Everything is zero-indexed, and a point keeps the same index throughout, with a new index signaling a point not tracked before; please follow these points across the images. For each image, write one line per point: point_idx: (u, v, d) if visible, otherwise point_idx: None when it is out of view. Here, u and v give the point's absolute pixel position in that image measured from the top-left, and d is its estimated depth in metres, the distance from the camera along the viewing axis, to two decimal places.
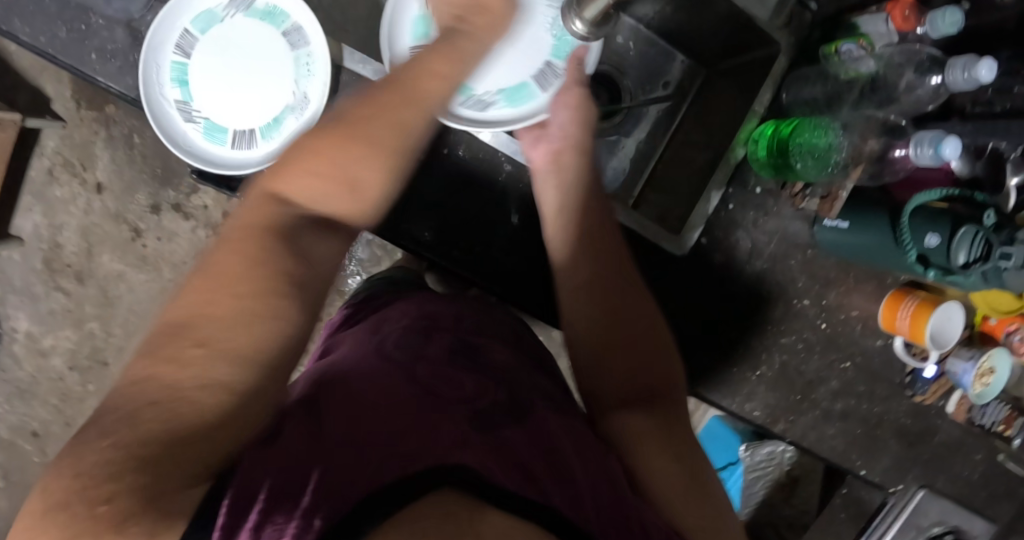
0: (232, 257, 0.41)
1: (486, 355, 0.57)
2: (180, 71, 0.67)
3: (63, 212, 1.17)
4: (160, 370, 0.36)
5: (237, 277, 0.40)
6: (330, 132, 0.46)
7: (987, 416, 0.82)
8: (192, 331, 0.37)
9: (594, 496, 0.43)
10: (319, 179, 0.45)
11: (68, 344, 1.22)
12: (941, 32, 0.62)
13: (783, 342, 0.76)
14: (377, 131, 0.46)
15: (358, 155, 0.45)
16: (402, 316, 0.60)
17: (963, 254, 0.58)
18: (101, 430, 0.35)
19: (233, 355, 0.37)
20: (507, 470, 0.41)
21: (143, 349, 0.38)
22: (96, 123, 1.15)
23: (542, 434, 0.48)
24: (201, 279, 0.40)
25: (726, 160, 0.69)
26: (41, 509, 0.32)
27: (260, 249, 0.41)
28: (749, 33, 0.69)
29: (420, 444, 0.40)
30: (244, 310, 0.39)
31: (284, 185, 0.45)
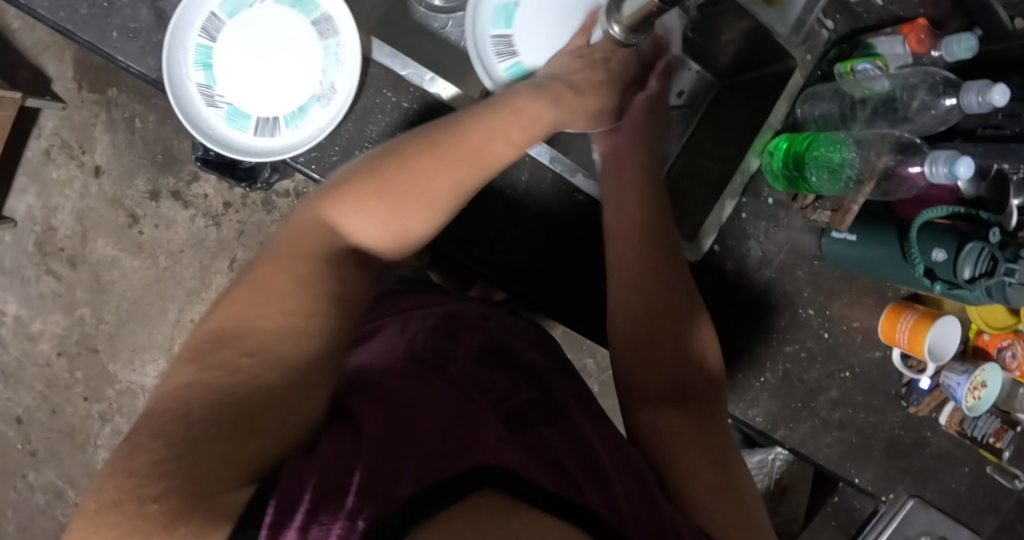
0: (282, 273, 0.44)
1: (514, 356, 0.58)
2: (204, 54, 0.67)
3: (57, 194, 1.15)
4: (205, 375, 0.38)
5: (286, 295, 0.43)
6: (380, 175, 0.51)
7: (978, 429, 0.85)
8: (242, 342, 0.40)
9: (629, 499, 0.44)
10: (375, 208, 0.50)
11: (57, 329, 1.19)
12: (955, 56, 0.65)
13: (787, 351, 0.78)
14: (411, 200, 0.51)
15: (409, 209, 0.51)
16: (427, 315, 0.61)
17: (969, 269, 0.60)
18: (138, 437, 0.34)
19: (278, 361, 0.40)
20: (546, 471, 0.41)
21: (188, 357, 0.40)
22: (97, 105, 1.13)
23: (574, 436, 0.49)
24: (247, 292, 0.43)
25: (740, 170, 0.72)
26: (90, 510, 0.31)
27: (306, 266, 0.46)
28: (768, 48, 0.71)
29: (458, 446, 0.41)
30: (290, 325, 0.42)
31: (336, 214, 0.49)
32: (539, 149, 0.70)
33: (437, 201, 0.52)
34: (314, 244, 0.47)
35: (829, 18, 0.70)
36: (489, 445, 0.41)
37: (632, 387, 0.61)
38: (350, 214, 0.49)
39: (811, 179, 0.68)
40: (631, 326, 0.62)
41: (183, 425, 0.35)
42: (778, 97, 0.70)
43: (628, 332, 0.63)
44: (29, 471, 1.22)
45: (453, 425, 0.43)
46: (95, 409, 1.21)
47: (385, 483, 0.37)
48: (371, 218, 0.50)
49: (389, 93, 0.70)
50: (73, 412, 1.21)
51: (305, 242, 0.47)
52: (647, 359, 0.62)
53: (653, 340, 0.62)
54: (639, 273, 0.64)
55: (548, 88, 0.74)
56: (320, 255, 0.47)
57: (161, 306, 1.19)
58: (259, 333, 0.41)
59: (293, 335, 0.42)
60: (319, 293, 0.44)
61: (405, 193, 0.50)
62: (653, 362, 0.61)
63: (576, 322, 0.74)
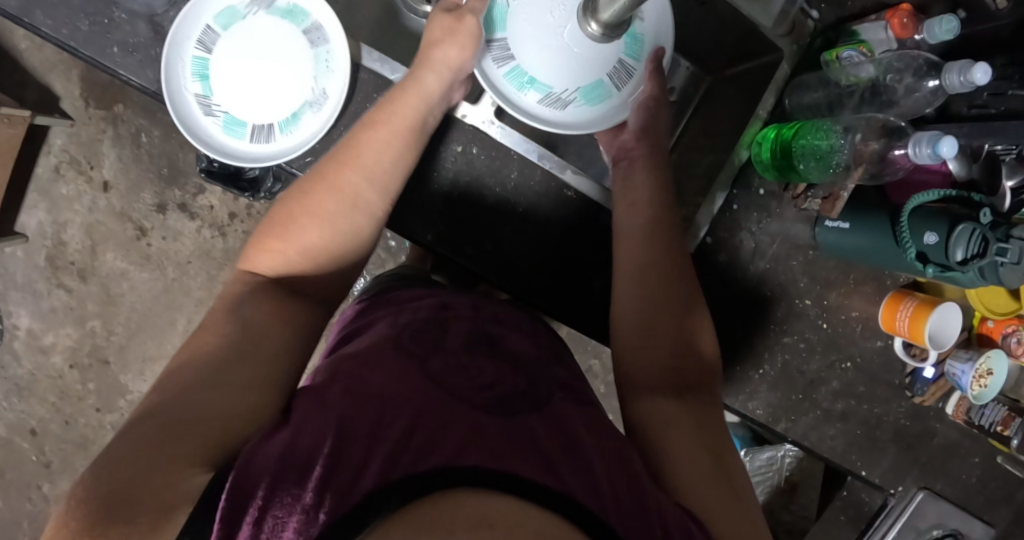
0: (211, 324, 0.52)
1: (504, 344, 0.58)
2: (201, 66, 0.69)
3: (67, 209, 1.18)
4: (156, 402, 0.46)
5: (211, 339, 0.51)
6: (270, 218, 0.61)
7: (984, 417, 0.82)
8: (182, 374, 0.48)
9: (614, 487, 0.43)
10: (274, 247, 0.59)
11: (69, 342, 1.21)
12: (939, 38, 0.64)
13: (785, 342, 0.78)
14: (328, 204, 0.61)
15: (314, 224, 0.60)
16: (419, 308, 0.62)
17: (961, 250, 0.59)
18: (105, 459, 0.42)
19: (201, 387, 0.46)
20: (523, 459, 0.41)
21: (157, 389, 0.47)
22: (103, 121, 1.16)
23: (561, 422, 0.49)
24: (193, 339, 0.52)
25: (729, 162, 0.72)
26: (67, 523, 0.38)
27: (223, 313, 0.53)
28: (753, 40, 0.72)
29: (431, 441, 0.41)
30: (217, 354, 0.49)
31: (251, 263, 0.59)
32: (527, 147, 0.72)
33: (370, 171, 0.63)
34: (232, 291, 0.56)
35: (813, 7, 0.71)
36: (462, 442, 0.41)
37: (633, 375, 0.62)
38: (262, 259, 0.59)
39: (799, 168, 0.69)
40: (634, 317, 0.64)
41: (131, 449, 0.41)
42: (765, 87, 0.71)
43: (631, 324, 0.64)
44: (44, 482, 1.24)
45: (429, 421, 0.43)
46: (108, 420, 1.23)
47: (354, 481, 0.38)
48: (300, 241, 0.59)
49: (380, 97, 0.71)
50: (86, 423, 1.23)
51: (228, 291, 0.56)
52: (649, 347, 0.62)
53: (653, 329, 0.63)
54: (636, 273, 0.66)
55: (572, 95, 0.74)
56: (229, 298, 0.55)
57: (169, 317, 1.21)
58: (196, 366, 0.48)
59: (208, 364, 0.48)
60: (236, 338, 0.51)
61: (297, 227, 0.59)
62: (652, 349, 0.62)
63: (572, 319, 0.74)
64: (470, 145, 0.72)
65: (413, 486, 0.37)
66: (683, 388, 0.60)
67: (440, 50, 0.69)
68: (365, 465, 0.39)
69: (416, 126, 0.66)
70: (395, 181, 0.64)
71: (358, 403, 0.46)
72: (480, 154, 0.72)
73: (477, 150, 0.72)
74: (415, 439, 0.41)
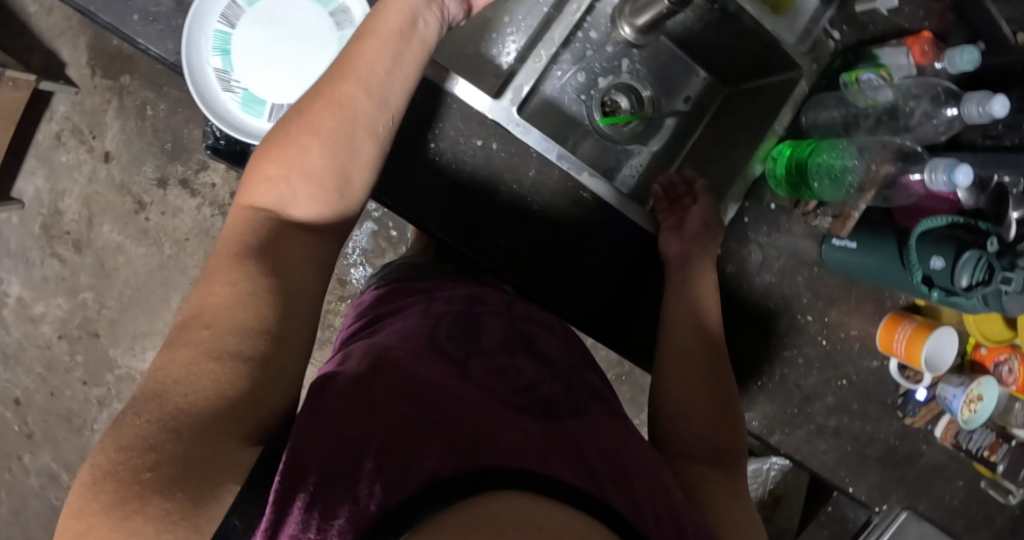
0: (215, 268, 0.47)
1: (537, 343, 0.59)
2: (222, 40, 0.68)
3: (66, 178, 1.16)
4: (175, 354, 0.42)
5: (221, 276, 0.46)
6: (271, 141, 0.54)
7: (972, 442, 0.84)
8: (196, 322, 0.44)
9: (652, 501, 0.44)
10: (272, 170, 0.53)
11: (59, 312, 1.20)
12: (960, 67, 0.66)
13: (785, 356, 0.79)
14: (329, 121, 0.54)
15: (316, 146, 0.53)
16: (451, 300, 0.61)
17: (966, 277, 0.60)
18: (130, 416, 0.39)
19: (221, 339, 0.43)
20: (572, 471, 0.42)
21: (170, 342, 0.43)
22: (109, 92, 1.14)
23: (595, 431, 0.49)
24: (204, 279, 0.47)
25: (744, 175, 0.74)
26: (90, 488, 0.35)
27: (236, 247, 0.49)
28: (773, 56, 0.73)
29: (481, 437, 0.41)
30: (236, 292, 0.45)
31: (249, 194, 0.52)
32: (547, 146, 0.72)
33: (371, 82, 0.56)
34: (236, 228, 0.50)
35: (835, 28, 0.72)
36: (510, 443, 0.42)
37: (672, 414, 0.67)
38: (262, 188, 0.52)
39: (812, 186, 0.69)
40: (669, 350, 0.70)
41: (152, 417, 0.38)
42: (782, 104, 0.72)
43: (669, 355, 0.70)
44: (25, 453, 1.22)
45: (475, 418, 0.44)
46: (93, 394, 1.22)
47: (406, 472, 0.38)
48: (302, 167, 0.53)
49: None
50: (71, 396, 1.21)
51: (233, 235, 0.50)
52: (683, 390, 0.68)
53: (690, 366, 0.69)
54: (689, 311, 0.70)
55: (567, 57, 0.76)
56: (243, 236, 0.50)
57: (164, 294, 1.20)
58: (213, 310, 0.44)
59: (225, 307, 0.44)
60: (251, 287, 0.46)
61: (299, 156, 0.53)
62: (687, 395, 0.68)
63: (576, 317, 0.75)
64: (490, 140, 0.72)
65: (472, 485, 0.37)
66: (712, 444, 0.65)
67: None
68: (416, 456, 0.39)
69: (409, 32, 0.58)
70: (394, 91, 0.57)
71: (400, 388, 0.45)
72: (500, 150, 0.72)
73: (497, 145, 0.72)
74: (464, 435, 0.41)
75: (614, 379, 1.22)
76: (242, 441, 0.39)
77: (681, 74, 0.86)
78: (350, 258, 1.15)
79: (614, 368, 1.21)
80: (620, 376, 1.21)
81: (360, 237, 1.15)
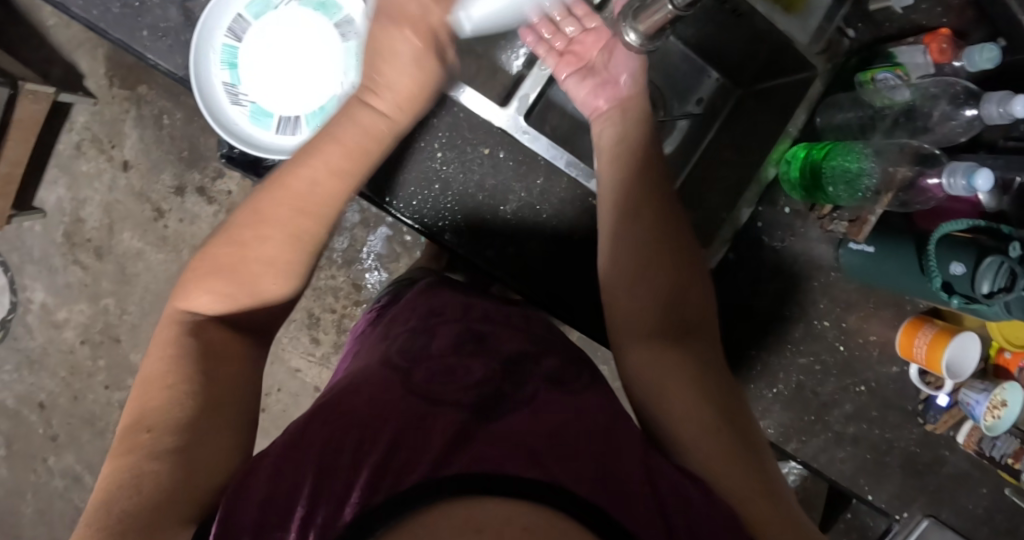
0: (159, 362, 0.53)
1: (491, 342, 0.57)
2: (229, 54, 0.69)
3: (87, 187, 1.19)
4: (122, 456, 0.48)
5: (165, 374, 0.52)
6: (212, 259, 0.59)
7: (997, 449, 0.81)
8: (141, 422, 0.49)
9: (603, 472, 0.44)
10: (216, 285, 0.58)
11: (82, 318, 1.22)
12: (978, 66, 0.63)
13: (801, 363, 0.77)
14: (271, 244, 0.59)
15: (258, 266, 0.58)
16: (411, 316, 0.63)
17: (988, 283, 0.59)
18: (92, 518, 0.45)
19: (165, 429, 0.49)
20: (509, 457, 0.42)
21: (122, 439, 0.49)
22: (127, 101, 1.16)
23: (544, 410, 0.48)
24: (149, 380, 0.52)
25: (758, 178, 0.71)
26: None
27: (176, 346, 0.54)
28: (787, 56, 0.71)
29: (414, 451, 0.43)
30: (177, 390, 0.51)
31: (188, 301, 0.58)
32: (555, 153, 0.70)
33: (307, 198, 0.60)
34: (172, 332, 0.56)
35: (850, 26, 0.70)
36: (444, 448, 0.43)
37: (626, 320, 0.62)
38: (204, 298, 0.58)
39: (827, 190, 0.68)
40: (610, 276, 0.63)
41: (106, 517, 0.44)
42: (797, 104, 0.69)
43: (612, 280, 0.63)
44: (50, 455, 1.25)
45: (411, 428, 0.45)
46: (115, 398, 1.24)
47: (342, 505, 0.41)
48: (253, 289, 0.58)
49: None
50: (94, 399, 1.24)
51: (167, 338, 0.55)
52: (633, 297, 0.62)
53: (635, 287, 0.62)
54: (628, 241, 0.63)
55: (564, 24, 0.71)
56: (188, 338, 0.55)
57: None
58: (156, 410, 0.50)
59: (167, 403, 0.50)
60: (193, 386, 0.51)
61: (247, 273, 0.58)
62: (640, 298, 0.61)
63: (590, 329, 0.74)
64: (497, 148, 0.72)
65: (401, 502, 0.39)
66: (680, 329, 0.60)
67: (400, 47, 0.63)
68: (351, 484, 0.42)
69: (365, 145, 0.63)
70: (329, 204, 0.61)
71: (341, 421, 0.48)
72: (506, 159, 0.72)
73: (504, 154, 0.72)
74: (399, 452, 0.43)
75: None
76: (185, 522, 0.44)
77: (693, 78, 0.84)
78: (365, 262, 1.16)
79: None
80: None
81: (375, 242, 1.15)
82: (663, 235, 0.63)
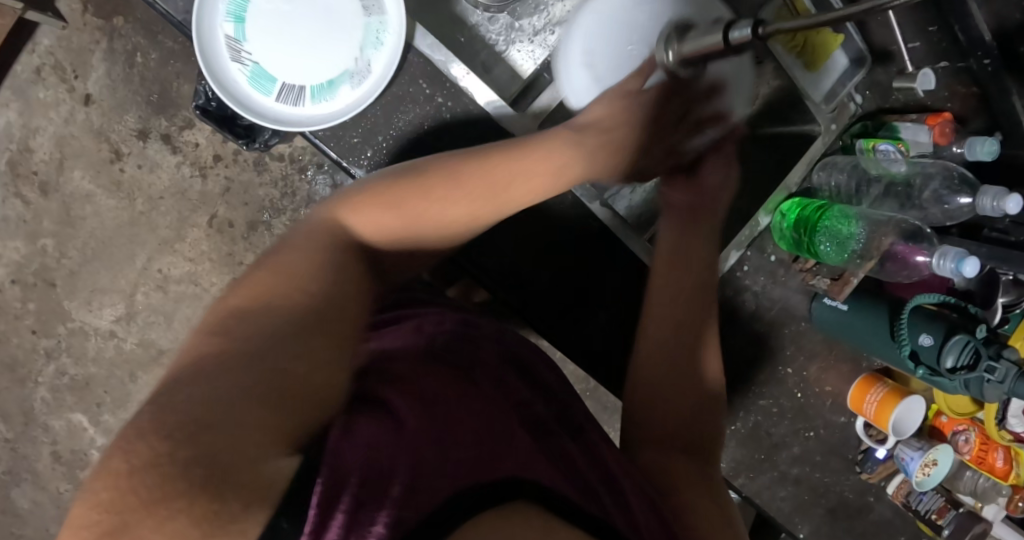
0: (298, 256, 0.43)
1: (534, 373, 0.60)
2: (238, 7, 0.65)
3: (41, 116, 1.09)
4: (229, 342, 0.36)
5: (301, 273, 0.42)
6: (376, 189, 0.50)
7: (922, 503, 0.84)
8: (260, 305, 0.39)
9: (646, 522, 0.47)
10: (383, 214, 0.49)
11: (15, 256, 1.13)
12: (977, 157, 0.66)
13: (760, 404, 0.80)
14: (463, 192, 0.52)
15: (441, 201, 0.51)
16: (443, 319, 0.60)
17: (951, 358, 0.63)
18: (176, 393, 0.32)
19: (299, 324, 0.39)
20: (568, 483, 0.44)
21: (205, 327, 0.38)
22: (99, 32, 1.08)
23: (593, 452, 0.51)
24: (262, 270, 0.42)
25: (750, 226, 0.74)
26: (121, 468, 0.29)
27: (319, 255, 0.44)
28: (796, 108, 0.74)
29: (496, 450, 0.42)
30: (305, 290, 0.41)
31: (351, 216, 0.48)
32: None
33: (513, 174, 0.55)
34: (323, 239, 0.46)
35: (859, 91, 0.74)
36: (519, 457, 0.42)
37: (648, 424, 0.64)
38: (367, 212, 0.49)
39: (819, 247, 0.70)
40: (650, 371, 0.65)
41: (185, 406, 0.31)
42: (797, 160, 0.73)
43: (653, 383, 0.65)
44: None
45: (485, 429, 0.44)
46: (42, 345, 1.16)
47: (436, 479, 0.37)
48: (418, 217, 0.50)
49: (424, 86, 0.68)
50: (19, 344, 1.15)
51: (317, 242, 0.45)
52: (665, 417, 0.64)
53: (673, 392, 0.65)
54: (674, 340, 0.65)
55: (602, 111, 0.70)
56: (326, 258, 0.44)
57: (129, 251, 1.14)
58: (274, 304, 0.39)
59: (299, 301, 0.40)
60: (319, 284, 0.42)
61: (439, 197, 0.51)
62: (665, 417, 0.64)
63: (566, 345, 0.77)
64: None
65: (490, 498, 0.38)
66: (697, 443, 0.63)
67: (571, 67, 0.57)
68: (444, 463, 0.38)
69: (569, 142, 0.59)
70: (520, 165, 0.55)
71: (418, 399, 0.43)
72: None
73: None
74: (481, 444, 0.42)
75: (578, 394, 1.18)
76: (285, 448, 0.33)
77: None
78: None
79: (580, 382, 1.18)
80: (584, 392, 1.18)
81: None
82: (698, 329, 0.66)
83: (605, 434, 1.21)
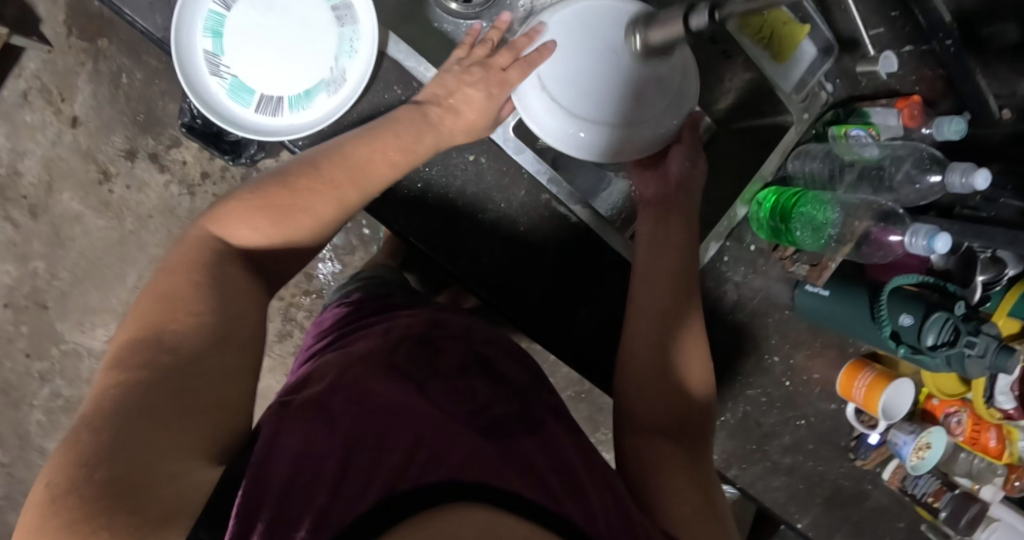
0: (172, 281, 0.49)
1: (496, 368, 0.59)
2: (215, 22, 0.66)
3: (28, 139, 1.10)
4: (130, 374, 0.42)
5: (187, 300, 0.47)
6: (272, 190, 0.55)
7: (918, 487, 0.84)
8: (161, 339, 0.44)
9: (606, 514, 0.45)
10: (256, 220, 0.54)
11: (6, 279, 1.13)
12: (945, 136, 0.67)
13: (748, 394, 0.81)
14: (323, 203, 0.57)
15: (305, 207, 0.56)
16: (412, 321, 0.61)
17: (932, 336, 0.64)
18: (90, 429, 0.38)
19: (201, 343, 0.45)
20: (524, 479, 0.43)
21: (111, 364, 0.43)
22: (84, 54, 1.09)
23: (551, 442, 0.51)
24: (144, 303, 0.47)
25: (728, 217, 0.75)
26: (48, 501, 0.35)
27: (197, 272, 0.49)
28: (768, 101, 0.75)
29: (434, 456, 0.42)
30: (198, 320, 0.46)
31: (216, 224, 0.54)
32: (539, 168, 0.74)
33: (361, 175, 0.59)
34: (197, 253, 0.51)
35: (829, 81, 0.75)
36: (466, 458, 0.42)
37: (636, 413, 0.63)
38: (238, 228, 0.54)
39: (795, 233, 0.71)
40: (642, 357, 0.65)
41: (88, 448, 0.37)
42: (771, 151, 0.73)
43: (646, 367, 0.65)
44: None
45: (431, 434, 0.45)
46: (35, 367, 1.16)
47: (358, 491, 0.39)
48: (290, 231, 0.55)
49: (399, 91, 0.69)
50: (11, 367, 1.15)
51: (191, 257, 0.51)
52: (651, 395, 0.64)
53: (667, 371, 0.64)
54: (658, 318, 0.66)
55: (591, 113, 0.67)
56: (199, 270, 0.50)
57: (120, 270, 1.15)
58: (169, 334, 0.45)
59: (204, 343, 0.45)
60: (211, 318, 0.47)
61: (302, 201, 0.56)
62: (654, 402, 0.63)
63: (552, 344, 0.77)
64: (481, 155, 0.74)
65: (422, 501, 0.38)
66: (678, 429, 0.62)
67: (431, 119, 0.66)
68: (369, 475, 0.40)
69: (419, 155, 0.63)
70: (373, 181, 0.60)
71: (356, 418, 0.45)
72: (490, 166, 0.74)
73: (487, 161, 0.74)
74: (420, 450, 0.43)
75: (573, 396, 1.18)
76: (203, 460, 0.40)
77: None
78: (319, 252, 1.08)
79: (574, 385, 1.18)
80: (579, 394, 1.18)
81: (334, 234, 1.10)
82: (681, 309, 0.66)
83: (602, 435, 1.21)
